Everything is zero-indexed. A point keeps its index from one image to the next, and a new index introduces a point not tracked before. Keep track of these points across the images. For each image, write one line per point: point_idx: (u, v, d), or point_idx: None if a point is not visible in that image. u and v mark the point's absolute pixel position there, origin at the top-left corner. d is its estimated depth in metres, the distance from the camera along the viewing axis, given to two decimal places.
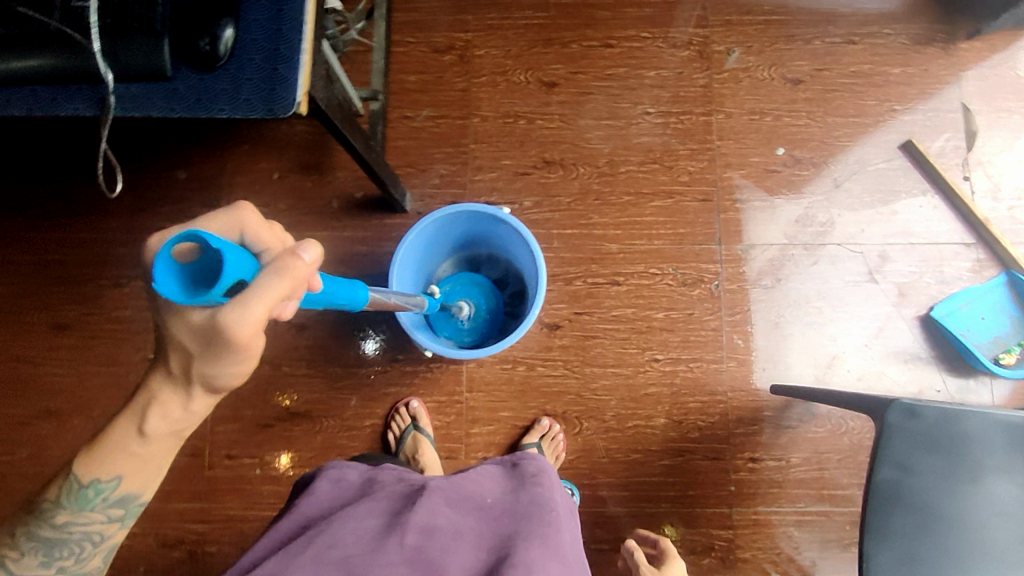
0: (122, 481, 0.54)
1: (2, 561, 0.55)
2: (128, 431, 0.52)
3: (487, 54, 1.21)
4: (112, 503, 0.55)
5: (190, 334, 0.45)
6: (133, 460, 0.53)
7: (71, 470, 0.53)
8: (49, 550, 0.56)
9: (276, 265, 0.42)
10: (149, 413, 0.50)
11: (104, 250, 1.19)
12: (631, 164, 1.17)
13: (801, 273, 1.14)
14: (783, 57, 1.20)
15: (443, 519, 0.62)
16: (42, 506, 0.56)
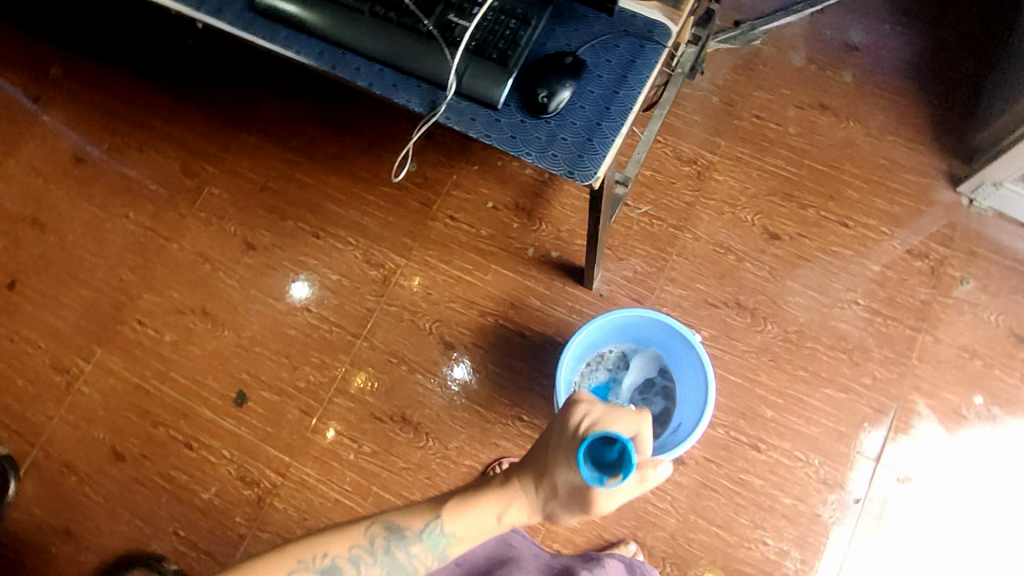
0: (462, 544, 0.66)
1: (359, 557, 0.64)
2: (492, 509, 0.67)
3: (725, 181, 1.23)
4: (443, 556, 0.66)
5: (567, 485, 0.63)
6: (478, 525, 0.67)
7: (440, 514, 0.67)
8: (390, 568, 0.65)
9: (642, 474, 0.61)
10: (513, 504, 0.66)
11: (316, 199, 1.28)
12: (820, 343, 1.14)
13: (952, 531, 1.06)
14: (1016, 311, 1.14)
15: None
16: (400, 526, 0.67)
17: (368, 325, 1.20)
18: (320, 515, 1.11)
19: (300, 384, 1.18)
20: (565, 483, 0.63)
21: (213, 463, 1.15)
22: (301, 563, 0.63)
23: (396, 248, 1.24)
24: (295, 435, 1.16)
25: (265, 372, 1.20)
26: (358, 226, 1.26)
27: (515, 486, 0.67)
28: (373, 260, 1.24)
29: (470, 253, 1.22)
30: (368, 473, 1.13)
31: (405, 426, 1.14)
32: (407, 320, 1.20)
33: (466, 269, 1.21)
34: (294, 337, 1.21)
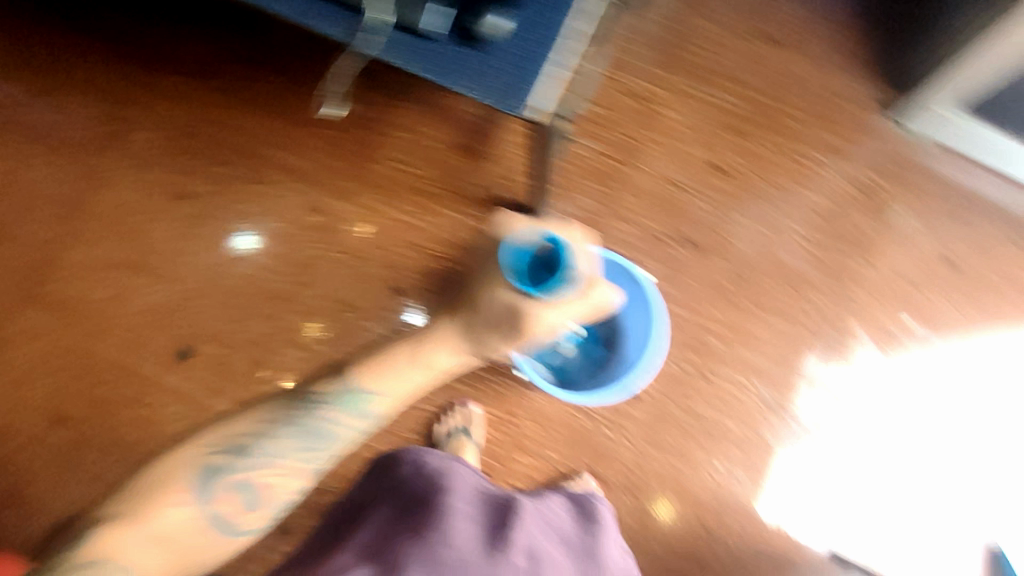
0: (383, 399, 0.76)
1: (269, 437, 0.72)
2: (405, 360, 0.78)
3: (670, 115, 1.22)
4: (365, 417, 0.75)
5: (496, 307, 0.76)
6: (399, 380, 0.77)
7: (354, 379, 0.76)
8: (307, 438, 0.73)
9: (580, 289, 0.75)
10: (428, 349, 0.78)
11: (250, 143, 1.22)
12: (765, 275, 1.16)
13: (883, 447, 1.13)
14: (948, 236, 1.19)
15: (539, 544, 0.69)
16: (313, 398, 0.75)
17: (314, 274, 1.17)
18: None
19: (246, 336, 1.15)
20: (498, 302, 0.75)
21: (161, 420, 1.13)
22: (212, 449, 0.69)
23: (339, 192, 1.20)
24: (248, 387, 1.14)
25: (209, 326, 1.16)
26: (298, 171, 1.21)
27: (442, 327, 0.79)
28: (315, 206, 1.19)
29: (415, 195, 1.19)
30: None
31: None
32: (354, 267, 1.17)
33: (412, 213, 1.19)
34: (237, 289, 1.17)
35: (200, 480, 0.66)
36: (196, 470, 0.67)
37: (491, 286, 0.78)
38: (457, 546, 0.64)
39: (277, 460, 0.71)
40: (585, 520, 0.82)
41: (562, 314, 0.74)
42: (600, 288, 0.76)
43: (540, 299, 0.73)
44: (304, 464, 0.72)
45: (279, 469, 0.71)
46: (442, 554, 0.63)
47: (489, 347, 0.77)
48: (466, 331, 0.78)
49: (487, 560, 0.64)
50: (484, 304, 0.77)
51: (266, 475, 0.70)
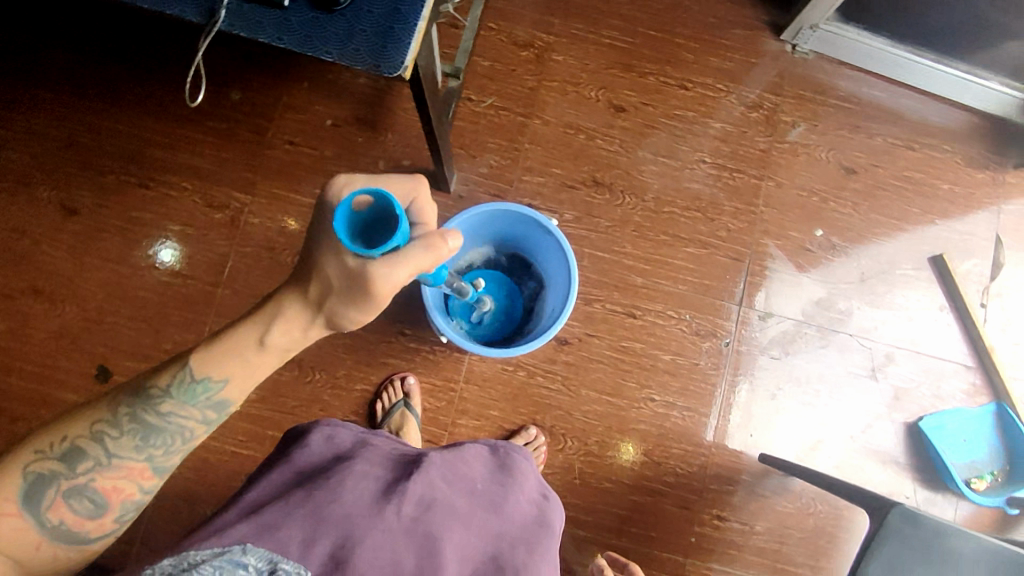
0: (227, 385, 0.65)
1: (101, 437, 0.63)
2: (248, 340, 0.63)
3: (564, 61, 1.21)
4: (210, 405, 0.65)
5: (337, 276, 0.59)
6: (243, 367, 0.64)
7: (189, 364, 0.64)
8: (146, 435, 0.64)
9: (427, 241, 0.58)
10: (274, 327, 0.63)
11: (136, 147, 1.16)
12: (676, 206, 1.19)
13: (809, 352, 1.17)
14: (843, 144, 1.23)
15: (441, 495, 0.61)
16: (146, 389, 0.64)
17: (226, 272, 1.13)
18: (216, 471, 1.07)
19: (165, 345, 1.11)
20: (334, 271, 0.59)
21: None
22: (38, 454, 0.61)
23: (238, 184, 1.16)
24: None
25: (123, 341, 1.11)
26: (192, 168, 1.16)
27: (277, 302, 0.63)
28: (216, 202, 1.15)
29: (318, 176, 1.16)
30: (258, 419, 1.09)
31: (287, 365, 1.11)
32: (266, 258, 1.14)
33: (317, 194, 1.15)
34: (148, 299, 1.12)
35: (27, 489, 0.60)
36: (25, 476, 0.60)
37: (323, 249, 0.60)
38: (342, 502, 0.56)
39: (113, 462, 0.63)
40: (503, 470, 0.73)
41: (406, 274, 0.58)
42: (452, 239, 0.60)
43: (378, 259, 0.57)
44: (146, 464, 0.64)
45: (118, 471, 0.63)
46: (324, 511, 0.55)
47: (341, 321, 0.62)
48: (314, 305, 0.62)
49: (376, 514, 0.56)
50: (325, 269, 0.60)
51: (103, 479, 0.62)
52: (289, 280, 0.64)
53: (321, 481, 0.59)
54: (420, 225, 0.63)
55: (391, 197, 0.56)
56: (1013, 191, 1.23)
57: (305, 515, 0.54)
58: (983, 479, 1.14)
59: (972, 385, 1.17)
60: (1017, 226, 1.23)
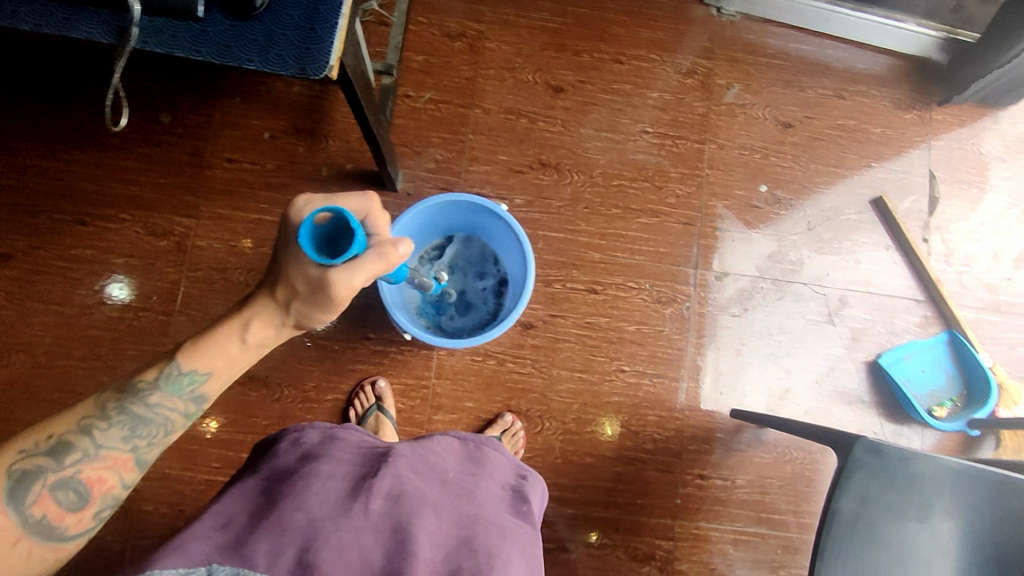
0: (211, 377, 0.65)
1: (89, 430, 0.59)
2: (231, 335, 0.64)
3: (497, 47, 1.21)
4: (195, 397, 0.65)
5: (303, 283, 0.62)
6: (230, 358, 0.65)
7: (175, 357, 0.64)
8: (132, 426, 0.61)
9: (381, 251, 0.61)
10: (252, 324, 0.64)
11: (68, 183, 1.12)
12: (624, 179, 1.20)
13: (768, 306, 1.20)
14: (777, 100, 1.26)
15: (410, 487, 0.62)
16: (130, 384, 0.63)
17: (180, 299, 1.11)
18: (196, 501, 1.05)
19: None
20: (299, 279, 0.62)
21: None
22: (22, 452, 0.56)
23: (180, 209, 1.13)
24: None
25: (80, 384, 1.08)
26: (129, 198, 1.13)
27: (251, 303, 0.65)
28: (159, 229, 1.12)
29: (262, 191, 1.14)
30: (232, 443, 1.07)
31: (254, 385, 1.09)
32: (219, 280, 1.11)
33: (263, 209, 1.13)
34: (101, 337, 1.09)
35: (10, 488, 0.54)
36: (8, 475, 0.55)
37: (289, 259, 0.62)
38: (307, 506, 0.56)
39: (101, 452, 0.59)
40: (471, 461, 0.74)
41: (363, 280, 0.60)
42: (404, 245, 0.63)
43: (339, 267, 0.59)
44: (133, 455, 0.61)
45: (107, 464, 0.59)
46: (289, 518, 0.55)
47: (310, 320, 0.65)
48: (286, 307, 0.64)
49: (344, 515, 0.57)
50: (292, 277, 0.62)
51: (91, 471, 0.58)
52: (261, 284, 0.66)
53: (287, 488, 0.59)
54: (376, 236, 0.66)
55: (346, 211, 0.59)
56: (941, 127, 1.28)
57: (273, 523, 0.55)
58: (945, 406, 1.18)
59: (924, 317, 1.21)
60: (948, 160, 1.27)
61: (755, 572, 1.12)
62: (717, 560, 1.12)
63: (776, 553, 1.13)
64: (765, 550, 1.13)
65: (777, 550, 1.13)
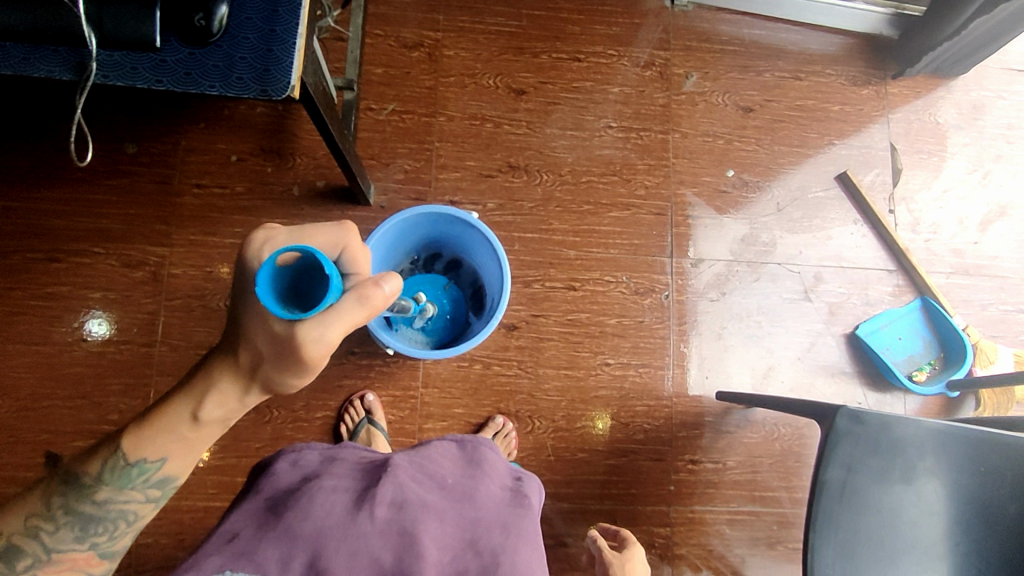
0: (166, 463, 0.62)
1: (39, 532, 0.59)
2: (179, 417, 0.59)
3: (456, 54, 1.22)
4: (151, 485, 0.62)
5: (272, 341, 0.56)
6: (182, 445, 0.61)
7: (120, 448, 0.61)
8: (84, 525, 0.61)
9: (358, 294, 0.56)
10: (205, 400, 0.59)
11: (36, 221, 1.11)
12: (593, 174, 1.22)
13: (745, 288, 1.22)
14: (736, 86, 1.28)
15: (412, 493, 0.63)
16: (78, 477, 0.61)
17: (160, 329, 1.10)
18: (191, 531, 1.05)
19: (111, 417, 1.07)
20: (269, 336, 0.55)
21: None
22: None
23: (153, 238, 1.12)
24: None
25: (65, 423, 1.07)
26: (100, 231, 1.12)
27: (212, 369, 0.59)
28: (133, 261, 1.12)
29: (234, 215, 1.14)
30: (225, 469, 1.07)
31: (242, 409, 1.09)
32: (198, 307, 1.11)
33: (236, 233, 1.13)
34: (83, 374, 1.08)
35: None
36: None
37: (254, 315, 0.56)
38: (313, 517, 0.58)
39: (55, 555, 0.59)
40: (472, 462, 0.75)
41: (341, 331, 0.55)
42: (385, 285, 0.58)
43: (311, 319, 0.53)
44: (92, 551, 0.61)
45: (63, 565, 0.60)
46: (295, 530, 0.57)
47: (278, 385, 0.59)
48: (248, 373, 0.58)
49: (350, 522, 0.59)
50: (257, 337, 0.56)
51: (46, 574, 0.59)
52: (219, 348, 0.60)
53: (291, 502, 0.61)
54: (352, 275, 0.61)
55: (320, 253, 0.53)
56: (897, 100, 1.31)
57: (280, 535, 0.57)
58: (924, 370, 1.21)
59: (897, 287, 1.24)
60: (907, 132, 1.30)
61: (754, 550, 1.14)
62: (716, 542, 1.13)
63: (773, 530, 1.15)
64: (762, 528, 1.15)
65: (773, 526, 1.15)
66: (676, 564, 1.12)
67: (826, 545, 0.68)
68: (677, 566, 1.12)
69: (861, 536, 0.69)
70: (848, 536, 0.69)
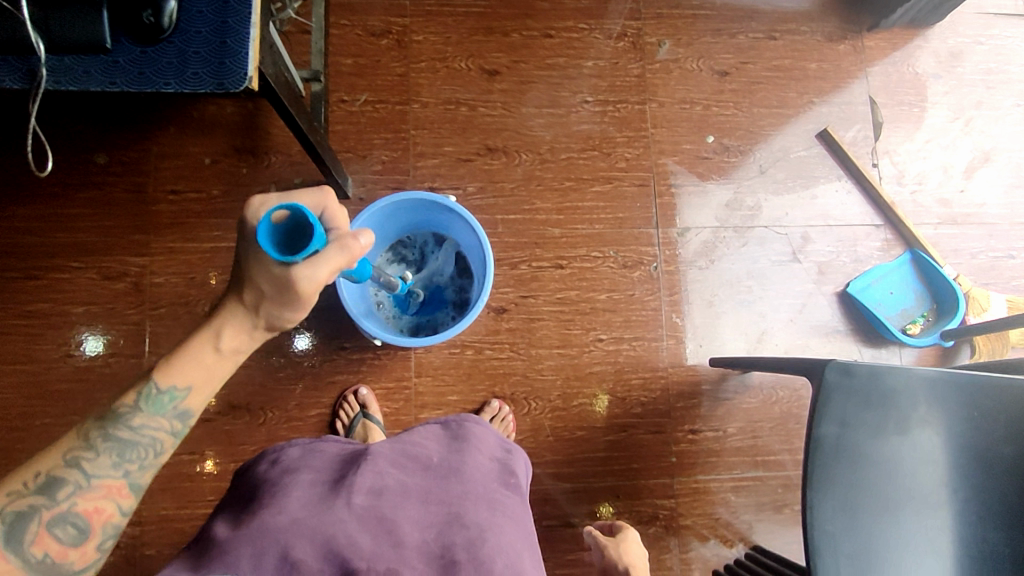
0: (193, 392, 0.61)
1: (76, 462, 0.57)
2: (207, 342, 0.60)
3: (425, 39, 1.20)
4: (178, 414, 0.61)
5: (268, 283, 0.59)
6: (210, 369, 0.61)
7: (151, 375, 0.60)
8: (120, 451, 0.59)
9: (341, 243, 0.59)
10: (225, 328, 0.60)
11: (13, 239, 1.10)
12: (572, 151, 1.20)
13: (733, 253, 1.21)
14: (710, 50, 1.26)
15: (390, 480, 0.64)
16: (107, 410, 0.60)
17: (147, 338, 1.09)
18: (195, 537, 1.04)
19: None
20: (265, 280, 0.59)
21: None
22: (11, 494, 0.55)
23: (131, 249, 1.11)
24: None
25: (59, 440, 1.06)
26: (78, 245, 1.11)
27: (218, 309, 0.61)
28: (114, 272, 1.10)
29: (212, 218, 1.13)
30: (224, 473, 1.06)
31: (236, 413, 1.08)
32: (184, 314, 1.10)
33: (216, 237, 1.12)
34: (73, 390, 1.07)
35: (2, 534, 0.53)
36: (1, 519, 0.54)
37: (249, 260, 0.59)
38: (288, 509, 0.58)
39: (93, 483, 0.57)
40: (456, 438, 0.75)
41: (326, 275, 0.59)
42: (364, 237, 0.61)
43: (302, 263, 0.57)
44: (125, 481, 0.59)
45: (99, 495, 0.57)
46: (271, 523, 0.57)
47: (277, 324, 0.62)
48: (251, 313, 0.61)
49: (327, 512, 0.59)
50: (254, 280, 0.59)
51: (85, 503, 0.57)
52: (222, 291, 0.62)
53: (267, 498, 0.61)
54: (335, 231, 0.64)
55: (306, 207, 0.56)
56: (874, 53, 1.29)
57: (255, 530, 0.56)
58: (917, 323, 1.20)
59: (885, 241, 1.23)
60: (886, 84, 1.29)
61: (760, 515, 1.14)
62: (721, 509, 1.13)
63: (777, 493, 1.15)
64: (766, 492, 1.14)
65: (778, 489, 1.15)
66: (683, 535, 1.12)
67: (823, 500, 0.68)
68: (684, 536, 1.12)
69: (857, 489, 0.68)
70: (845, 491, 0.68)
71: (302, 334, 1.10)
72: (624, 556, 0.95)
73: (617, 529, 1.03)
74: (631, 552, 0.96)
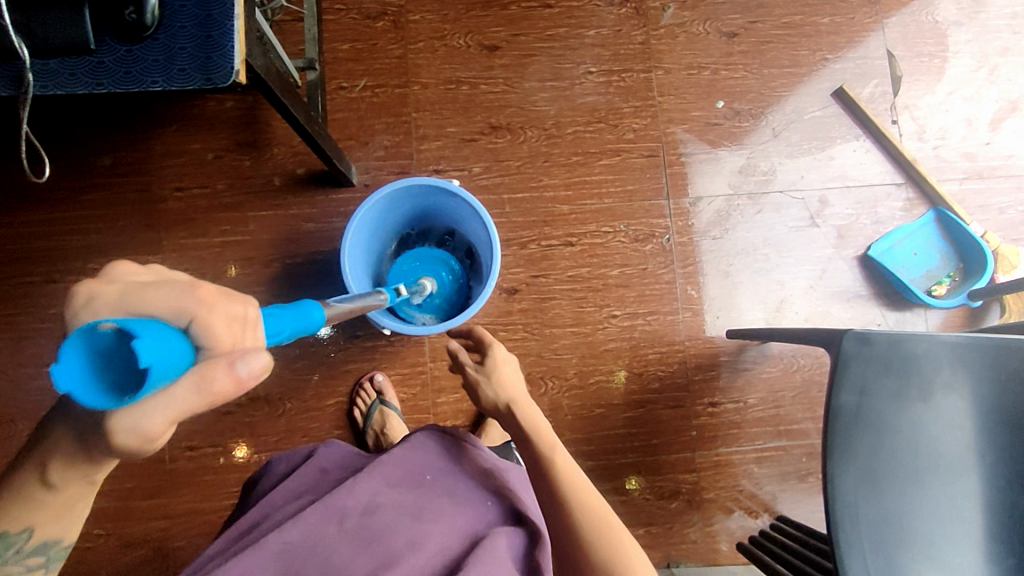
0: (38, 530, 0.49)
1: None
2: (34, 479, 0.46)
3: (422, 18, 1.18)
4: (29, 553, 0.50)
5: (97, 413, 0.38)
6: (48, 506, 0.48)
7: None
8: None
9: (198, 378, 0.36)
10: (53, 461, 0.45)
11: (29, 245, 1.12)
12: (577, 125, 1.18)
13: (747, 222, 1.18)
14: (717, 11, 1.22)
15: (382, 499, 0.69)
16: None
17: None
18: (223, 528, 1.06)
19: None
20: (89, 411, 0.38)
21: (89, 548, 1.05)
22: None
23: (143, 248, 1.12)
24: (156, 474, 1.07)
25: None
26: (91, 247, 1.12)
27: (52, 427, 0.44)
28: None
29: (220, 214, 1.13)
30: (248, 465, 1.08)
31: (255, 405, 1.09)
32: None
33: (225, 232, 1.12)
34: None
35: None
36: None
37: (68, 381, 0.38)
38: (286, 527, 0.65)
39: None
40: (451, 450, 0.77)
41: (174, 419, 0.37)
42: (250, 362, 0.38)
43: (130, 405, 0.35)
44: None
45: None
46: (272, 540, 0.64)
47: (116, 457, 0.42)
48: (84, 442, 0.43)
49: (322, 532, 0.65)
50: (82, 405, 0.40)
51: None
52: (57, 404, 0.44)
53: (272, 519, 0.68)
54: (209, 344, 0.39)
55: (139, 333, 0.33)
56: (890, 4, 1.24)
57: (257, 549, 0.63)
58: (943, 284, 1.16)
59: (907, 200, 1.19)
60: (904, 36, 1.23)
61: (785, 485, 1.12)
62: (744, 481, 1.12)
63: (802, 462, 1.13)
64: (790, 462, 1.13)
65: (803, 459, 1.13)
66: (707, 508, 1.11)
67: (846, 471, 0.65)
68: (708, 510, 1.11)
69: (881, 458, 0.66)
70: (868, 460, 0.66)
71: (323, 322, 1.11)
72: (506, 390, 0.81)
73: (486, 350, 0.87)
74: (507, 379, 0.83)
